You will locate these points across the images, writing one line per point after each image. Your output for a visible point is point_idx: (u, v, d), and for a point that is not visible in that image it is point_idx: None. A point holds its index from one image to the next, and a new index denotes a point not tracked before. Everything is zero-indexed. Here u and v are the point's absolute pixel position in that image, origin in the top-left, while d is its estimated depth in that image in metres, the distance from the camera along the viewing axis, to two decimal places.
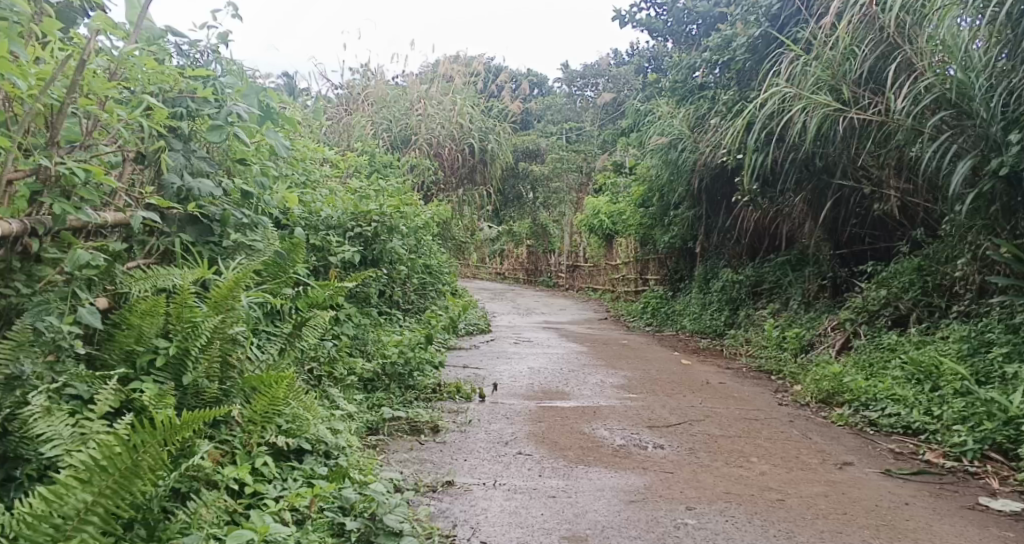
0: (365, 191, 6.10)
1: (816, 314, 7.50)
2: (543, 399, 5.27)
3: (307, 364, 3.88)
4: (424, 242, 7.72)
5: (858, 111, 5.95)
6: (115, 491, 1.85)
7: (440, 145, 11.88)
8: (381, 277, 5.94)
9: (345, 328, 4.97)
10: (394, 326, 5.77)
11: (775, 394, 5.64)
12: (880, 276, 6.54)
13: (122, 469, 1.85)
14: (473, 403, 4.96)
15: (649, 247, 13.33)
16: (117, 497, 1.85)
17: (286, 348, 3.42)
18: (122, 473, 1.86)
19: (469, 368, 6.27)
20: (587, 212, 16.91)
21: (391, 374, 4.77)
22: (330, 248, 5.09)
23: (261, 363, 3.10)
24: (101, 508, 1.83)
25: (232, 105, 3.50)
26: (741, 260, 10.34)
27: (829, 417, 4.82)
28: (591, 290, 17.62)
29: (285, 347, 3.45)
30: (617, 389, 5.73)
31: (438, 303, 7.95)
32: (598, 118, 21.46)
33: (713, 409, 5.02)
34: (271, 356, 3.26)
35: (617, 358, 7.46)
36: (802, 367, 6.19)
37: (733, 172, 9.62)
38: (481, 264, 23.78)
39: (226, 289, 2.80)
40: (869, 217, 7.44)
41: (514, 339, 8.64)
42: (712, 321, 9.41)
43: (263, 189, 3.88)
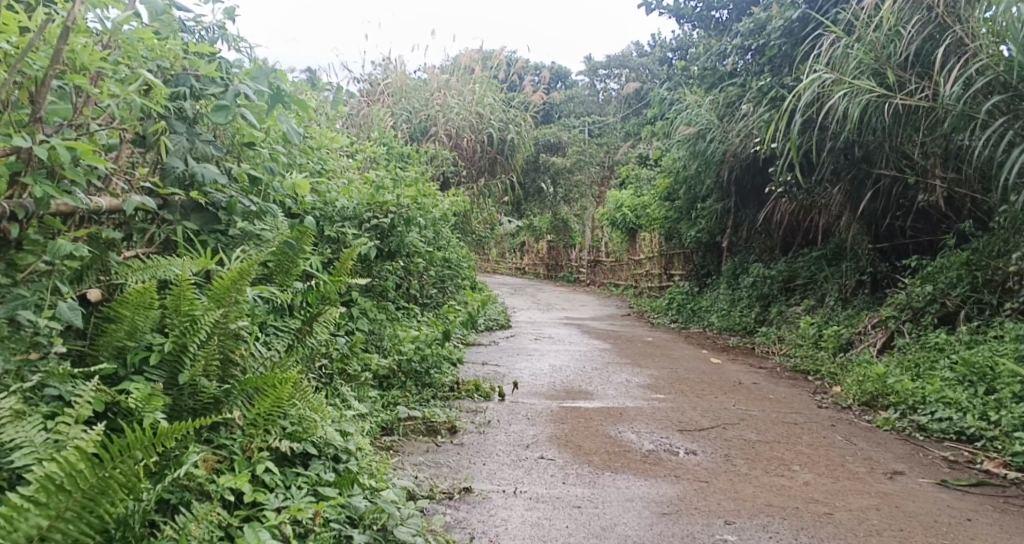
0: (381, 181, 5.89)
1: (854, 312, 7.17)
2: (567, 398, 5.02)
3: (318, 362, 3.66)
4: (443, 235, 7.50)
5: (904, 97, 5.62)
6: (74, 513, 1.67)
7: (461, 136, 11.67)
8: (397, 270, 5.72)
9: (360, 323, 4.76)
10: (411, 322, 5.55)
11: (812, 395, 5.34)
12: (923, 272, 6.19)
13: (85, 488, 1.68)
14: (493, 403, 4.73)
15: (673, 242, 13.00)
16: (82, 519, 1.69)
17: (297, 344, 3.17)
18: (85, 492, 1.68)
19: (488, 366, 6.04)
20: (609, 206, 16.61)
21: (407, 372, 4.55)
22: (345, 240, 4.87)
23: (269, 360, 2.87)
24: (60, 533, 1.65)
25: (239, 86, 3.27)
26: (772, 255, 10.01)
27: (873, 421, 4.52)
28: (612, 286, 17.34)
29: (295, 342, 3.21)
30: (644, 389, 5.46)
31: (457, 298, 7.74)
32: (622, 112, 21.11)
33: (749, 412, 4.73)
34: (278, 354, 3.03)
35: (643, 355, 7.19)
36: (841, 367, 5.88)
37: (765, 163, 9.29)
38: (501, 258, 23.57)
39: (228, 281, 2.53)
40: (912, 209, 7.09)
41: (534, 335, 8.40)
42: (742, 318, 9.09)
43: (275, 176, 3.66)
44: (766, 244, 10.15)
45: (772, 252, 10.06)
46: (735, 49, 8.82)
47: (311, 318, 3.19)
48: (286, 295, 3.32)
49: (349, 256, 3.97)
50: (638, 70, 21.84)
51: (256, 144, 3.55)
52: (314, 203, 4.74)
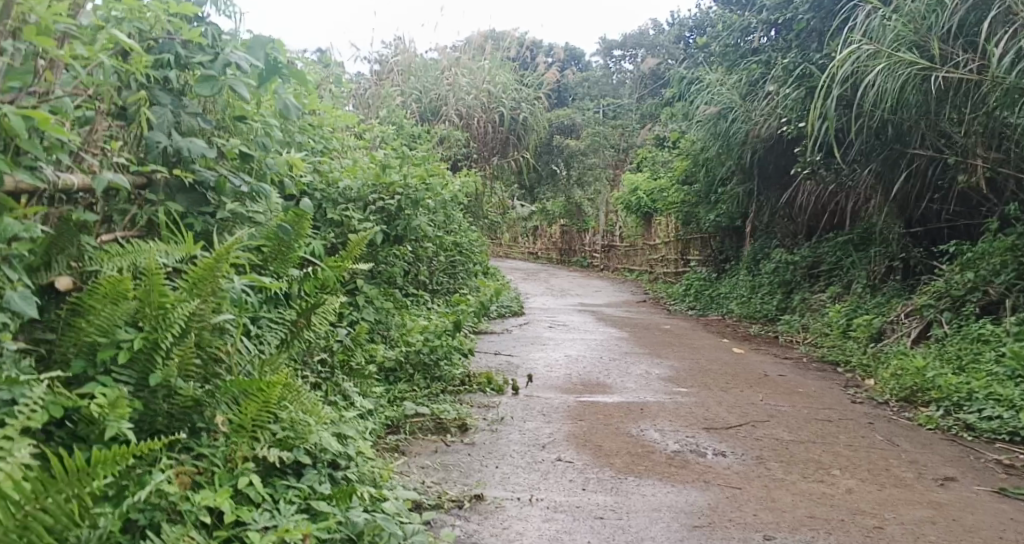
0: (389, 161, 5.61)
1: (885, 300, 6.84)
2: (584, 392, 4.74)
3: (319, 355, 3.40)
4: (454, 218, 7.22)
5: (949, 70, 5.26)
6: None
7: (472, 117, 11.36)
8: (405, 255, 5.45)
9: (366, 313, 4.49)
10: (419, 310, 5.29)
11: (845, 389, 5.03)
12: (962, 258, 5.85)
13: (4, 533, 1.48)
14: (506, 397, 4.47)
15: (690, 226, 12.65)
16: None
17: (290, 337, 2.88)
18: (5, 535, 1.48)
19: (501, 356, 5.77)
20: (624, 189, 16.25)
21: (415, 365, 4.29)
22: (349, 223, 4.59)
23: (258, 357, 2.59)
24: None
25: (229, 53, 2.98)
26: (796, 240, 9.68)
27: (914, 418, 4.21)
28: (627, 271, 16.98)
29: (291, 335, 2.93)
30: (665, 381, 5.17)
31: (469, 284, 7.48)
32: (638, 93, 20.66)
33: (780, 408, 4.43)
34: (269, 351, 2.74)
35: (662, 345, 6.90)
36: (873, 359, 5.57)
37: (790, 144, 8.92)
38: (514, 243, 23.19)
39: (208, 265, 2.27)
40: (950, 192, 6.70)
41: (548, 323, 8.12)
42: (763, 305, 8.77)
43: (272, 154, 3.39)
44: (789, 229, 9.80)
45: (796, 237, 9.73)
46: (760, 24, 8.46)
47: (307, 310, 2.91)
48: (280, 283, 3.04)
49: (355, 241, 3.72)
50: (654, 50, 21.35)
51: (253, 117, 3.26)
52: (313, 183, 4.46)
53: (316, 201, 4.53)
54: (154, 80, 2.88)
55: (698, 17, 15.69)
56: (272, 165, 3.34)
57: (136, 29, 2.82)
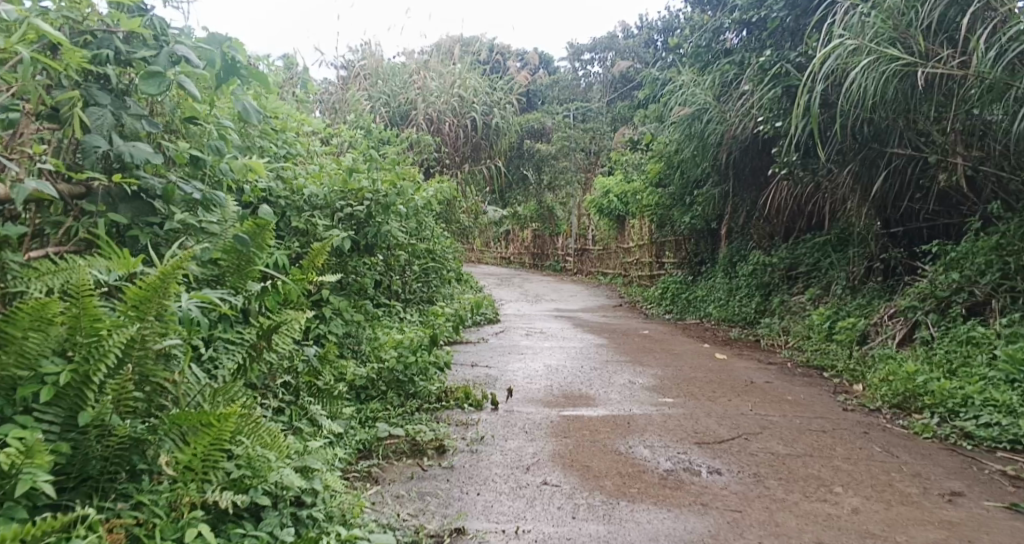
0: (357, 165, 5.34)
1: (866, 302, 6.73)
2: (567, 405, 4.52)
3: (282, 377, 3.12)
4: (427, 225, 6.97)
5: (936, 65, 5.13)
6: None
7: (442, 122, 11.10)
8: (375, 264, 5.18)
9: (334, 328, 4.22)
10: (391, 323, 5.03)
11: (834, 396, 4.87)
12: (946, 259, 5.75)
13: None
14: (484, 413, 4.23)
15: (665, 229, 12.53)
16: None
17: (246, 360, 2.59)
18: None
19: (477, 368, 5.53)
20: (596, 193, 16.11)
21: (387, 382, 4.03)
22: (315, 231, 4.33)
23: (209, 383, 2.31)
24: None
25: (176, 46, 2.74)
26: (773, 242, 9.58)
27: (909, 426, 4.06)
28: (601, 275, 16.84)
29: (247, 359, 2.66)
30: (650, 391, 4.98)
31: (442, 292, 7.22)
32: (607, 96, 20.61)
33: (772, 419, 4.25)
34: (222, 379, 2.45)
35: (641, 351, 6.72)
36: (860, 364, 5.43)
37: (765, 144, 8.82)
38: (485, 248, 22.98)
39: (152, 283, 1.96)
40: (930, 191, 6.58)
41: (524, 330, 7.90)
42: (741, 308, 8.65)
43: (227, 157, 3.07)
44: (765, 230, 9.63)
45: (772, 239, 9.61)
46: (732, 24, 8.36)
47: (266, 329, 2.63)
48: (235, 301, 2.75)
49: (320, 248, 3.51)
50: (623, 53, 21.35)
51: (204, 119, 3.00)
52: (272, 189, 4.17)
53: (280, 208, 4.25)
54: (88, 78, 2.60)
55: (667, 20, 15.67)
56: (227, 168, 3.03)
57: (67, 20, 2.53)
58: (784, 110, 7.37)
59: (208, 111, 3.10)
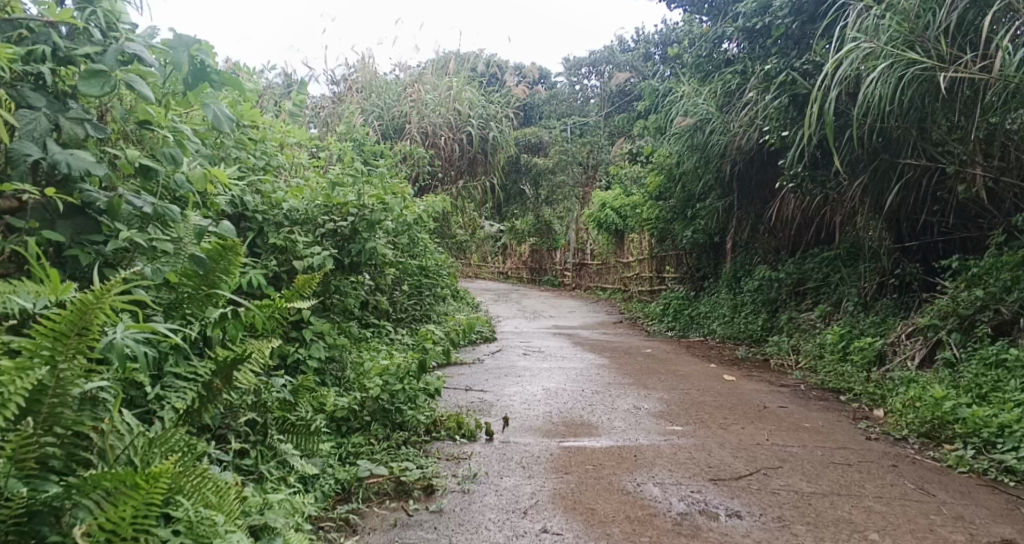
0: (344, 179, 5.03)
1: (881, 320, 6.42)
2: (567, 434, 4.19)
3: (247, 414, 2.78)
4: (420, 240, 6.65)
5: (957, 69, 4.83)
6: None
7: (438, 135, 10.81)
8: (363, 283, 4.86)
9: (314, 353, 3.88)
10: (378, 346, 4.71)
11: (854, 423, 4.55)
12: (967, 274, 5.44)
13: None
14: (478, 445, 3.90)
15: (665, 244, 12.24)
16: None
17: (195, 400, 2.30)
18: None
19: (472, 393, 5.19)
20: (594, 207, 15.82)
21: (372, 413, 3.70)
22: (295, 249, 4.05)
23: (147, 434, 2.13)
24: None
25: (125, 43, 2.45)
26: (778, 257, 9.29)
27: (942, 458, 3.73)
28: (599, 290, 16.54)
29: (200, 400, 2.33)
30: (656, 417, 4.66)
31: (436, 310, 6.91)
32: (604, 109, 20.35)
33: (791, 450, 3.91)
34: (161, 428, 2.17)
35: (645, 372, 6.40)
36: (879, 387, 5.11)
37: (770, 155, 8.54)
38: (482, 263, 22.70)
39: (74, 311, 1.80)
40: (948, 203, 6.25)
41: (522, 350, 7.55)
42: (747, 325, 8.34)
43: (184, 167, 2.77)
44: (771, 244, 9.42)
45: (778, 253, 9.31)
46: (735, 32, 8.11)
47: (222, 365, 2.34)
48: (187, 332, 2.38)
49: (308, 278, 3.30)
50: (621, 66, 21.14)
51: (159, 125, 2.70)
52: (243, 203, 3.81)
53: (256, 225, 4.00)
54: (23, 77, 2.34)
55: (665, 32, 15.45)
56: (183, 179, 2.72)
57: None
58: (790, 120, 7.01)
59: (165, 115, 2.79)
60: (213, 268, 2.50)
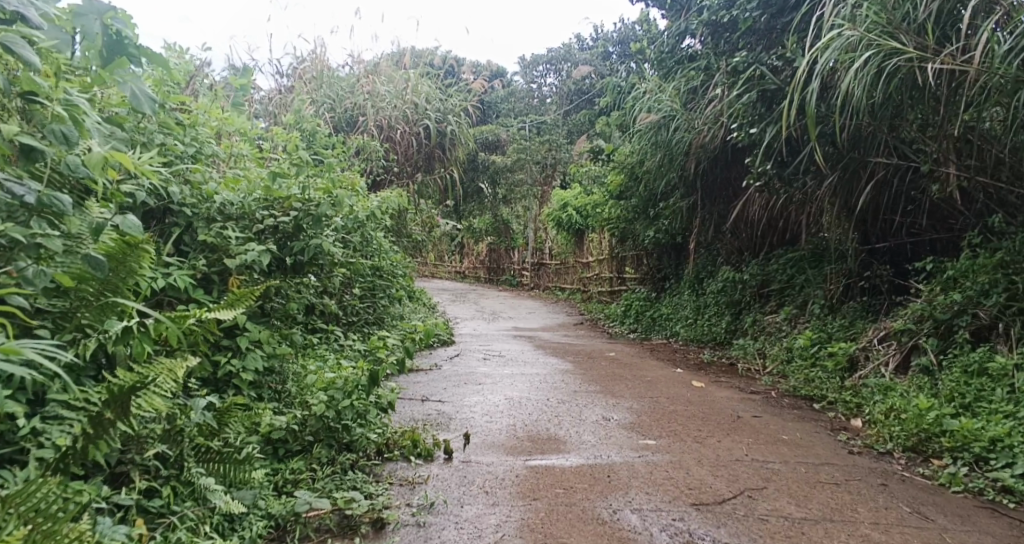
0: (286, 169, 4.58)
1: (851, 323, 6.24)
2: (533, 451, 3.84)
3: (157, 447, 2.35)
4: (373, 239, 6.22)
5: (946, 60, 4.57)
6: None
7: (393, 128, 10.34)
8: (308, 285, 4.43)
9: (249, 365, 3.44)
10: (325, 356, 4.29)
11: (833, 434, 4.31)
12: (943, 276, 5.27)
13: None
14: (435, 466, 3.53)
15: (626, 243, 12.00)
16: None
17: (80, 436, 2.00)
18: None
19: (428, 404, 4.80)
20: (553, 206, 15.52)
21: (315, 432, 3.30)
22: (228, 246, 3.68)
23: (12, 481, 1.89)
24: None
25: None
26: (742, 257, 9.12)
27: (933, 476, 3.51)
28: (558, 290, 16.23)
29: (85, 437, 2.01)
30: (626, 429, 4.35)
31: (389, 313, 6.49)
32: (563, 107, 20.02)
33: (773, 468, 3.62)
34: (29, 474, 1.91)
35: (610, 378, 6.11)
36: (856, 395, 4.90)
37: (735, 153, 8.33)
38: (439, 262, 22.28)
39: None
40: (921, 204, 6.09)
41: (481, 354, 7.16)
42: (711, 328, 8.13)
43: (78, 151, 2.33)
44: (733, 246, 9.25)
45: (741, 254, 9.12)
46: (699, 25, 7.85)
47: (116, 395, 2.02)
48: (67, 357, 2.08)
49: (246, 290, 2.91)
50: (579, 63, 20.90)
51: (50, 98, 2.25)
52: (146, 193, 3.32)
53: (184, 219, 3.67)
54: None
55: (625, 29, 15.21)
56: (78, 162, 2.27)
57: None
58: (759, 116, 6.71)
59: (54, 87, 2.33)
60: (114, 270, 2.18)
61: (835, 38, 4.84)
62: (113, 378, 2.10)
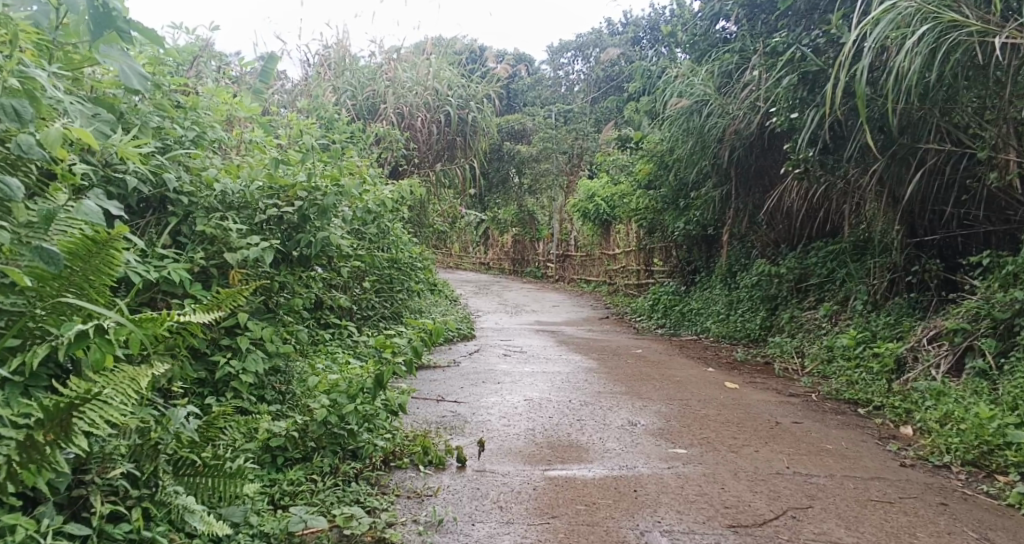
0: (295, 156, 4.32)
1: (896, 321, 5.85)
2: (553, 460, 3.55)
3: (124, 466, 2.07)
4: (390, 230, 5.97)
5: (1013, 33, 4.17)
6: None
7: (414, 116, 10.10)
8: (316, 280, 4.18)
9: (249, 366, 3.19)
10: (333, 356, 4.05)
11: (881, 443, 3.96)
12: (1002, 272, 4.85)
13: None
14: (445, 476, 3.26)
15: (654, 235, 11.62)
16: None
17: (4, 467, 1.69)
18: None
19: (444, 405, 4.54)
20: (579, 196, 15.18)
21: (318, 438, 3.05)
22: (228, 239, 3.45)
23: None
24: None
25: None
26: (777, 250, 8.71)
27: (1000, 496, 3.14)
28: (584, 282, 15.89)
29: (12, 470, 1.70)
30: (655, 435, 4.04)
31: (408, 307, 6.24)
32: (590, 95, 19.60)
33: (818, 483, 3.29)
34: None
35: (636, 377, 5.79)
36: (905, 399, 4.53)
37: (771, 140, 7.92)
38: (464, 253, 22.07)
39: None
40: (976, 194, 5.66)
41: (502, 349, 6.89)
42: (744, 324, 7.76)
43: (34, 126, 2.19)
44: (768, 238, 8.86)
45: (777, 247, 8.72)
46: (734, 5, 7.46)
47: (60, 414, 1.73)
48: None
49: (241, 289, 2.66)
50: (607, 50, 20.46)
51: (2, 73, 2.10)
52: (127, 177, 3.09)
53: (181, 210, 3.42)
54: None
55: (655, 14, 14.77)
56: (32, 142, 2.10)
57: None
58: (800, 101, 6.33)
59: (7, 56, 2.18)
60: (73, 266, 2.00)
61: (892, 9, 4.43)
62: (62, 391, 1.83)
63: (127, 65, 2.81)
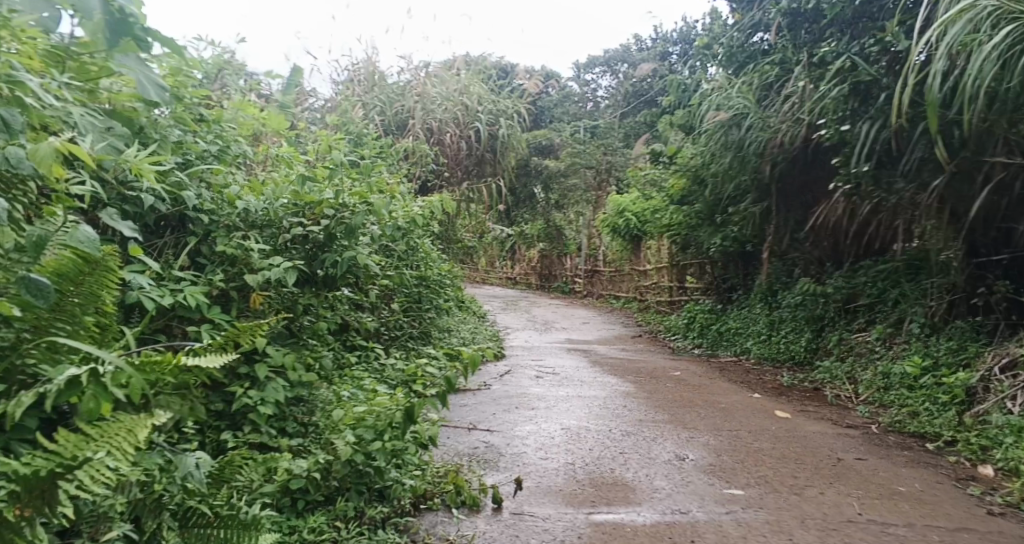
0: (322, 171, 4.08)
1: (959, 346, 5.45)
2: (597, 502, 3.24)
3: (118, 529, 1.87)
4: (419, 248, 5.71)
5: None
6: None
7: (443, 131, 9.87)
8: (342, 301, 3.91)
9: (269, 398, 2.93)
10: (359, 383, 3.77)
11: (960, 486, 3.58)
12: None
13: None
14: (481, 521, 2.95)
15: (688, 252, 11.25)
16: None
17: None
18: None
19: (475, 435, 4.24)
20: (608, 211, 14.86)
21: (341, 478, 2.77)
22: (249, 259, 3.21)
23: None
24: None
25: None
26: (821, 269, 8.31)
27: None
28: (613, 299, 15.53)
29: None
30: (707, 473, 3.71)
31: (437, 327, 5.96)
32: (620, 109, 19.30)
33: (898, 534, 2.93)
34: None
35: (678, 404, 5.45)
36: (980, 435, 4.14)
37: (816, 153, 7.56)
38: (490, 268, 21.84)
39: None
40: None
41: (534, 371, 6.57)
42: (788, 345, 7.37)
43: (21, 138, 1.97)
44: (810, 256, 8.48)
45: (821, 265, 8.31)
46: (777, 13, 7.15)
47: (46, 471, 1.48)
48: None
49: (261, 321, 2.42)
50: (636, 64, 20.21)
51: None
52: (141, 195, 2.87)
53: (200, 229, 3.21)
54: None
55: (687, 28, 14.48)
56: (21, 154, 1.90)
57: None
58: (851, 112, 5.98)
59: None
60: (66, 294, 1.79)
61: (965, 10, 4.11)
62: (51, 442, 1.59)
63: (143, 73, 2.58)
